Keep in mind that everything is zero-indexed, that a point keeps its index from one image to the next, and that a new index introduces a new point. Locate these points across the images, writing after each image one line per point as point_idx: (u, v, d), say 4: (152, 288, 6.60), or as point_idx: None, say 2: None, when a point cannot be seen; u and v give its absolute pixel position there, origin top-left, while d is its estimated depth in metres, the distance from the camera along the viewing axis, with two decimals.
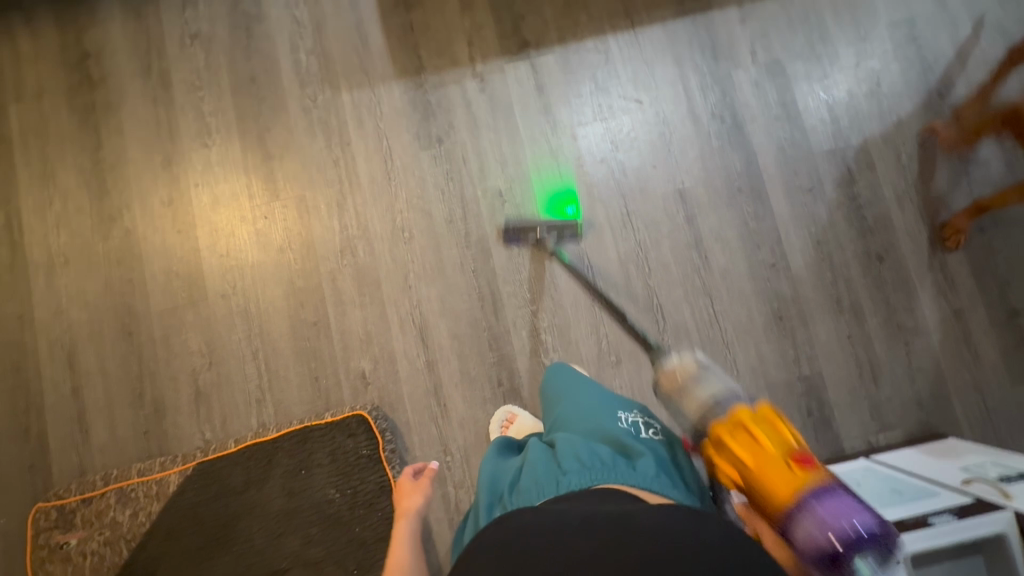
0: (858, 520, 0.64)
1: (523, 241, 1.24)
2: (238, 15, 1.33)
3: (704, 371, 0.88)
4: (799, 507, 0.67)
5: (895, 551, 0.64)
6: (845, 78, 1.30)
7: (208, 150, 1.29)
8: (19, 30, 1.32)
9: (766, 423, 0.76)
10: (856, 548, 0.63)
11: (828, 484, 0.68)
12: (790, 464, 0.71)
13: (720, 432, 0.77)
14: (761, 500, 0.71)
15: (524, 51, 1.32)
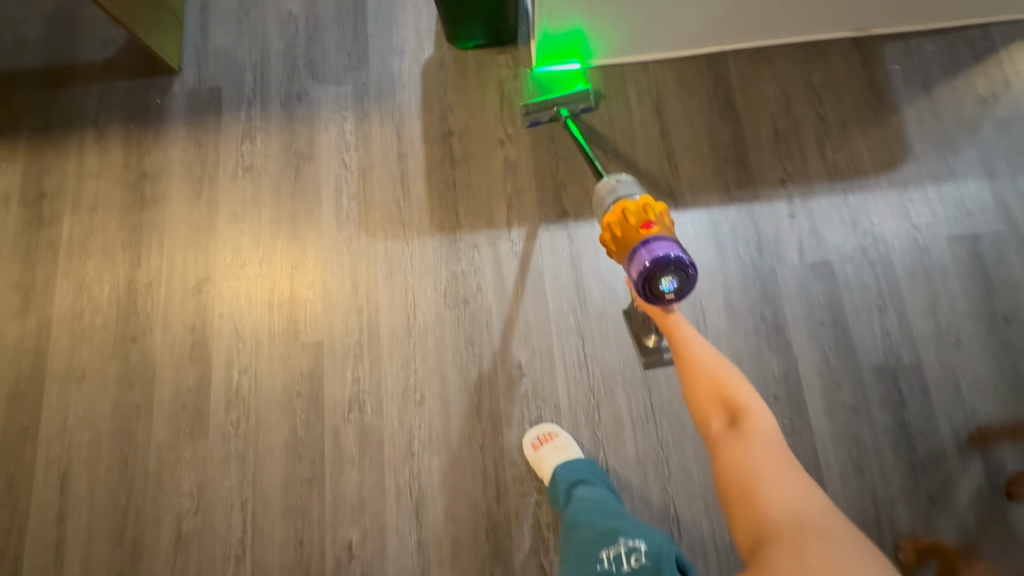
0: (671, 254, 0.87)
1: (542, 120, 1.35)
2: (291, 153, 1.38)
3: (619, 186, 1.03)
4: (634, 254, 0.90)
5: (692, 275, 0.89)
6: (901, 288, 1.22)
7: (238, 282, 1.30)
8: (88, 147, 1.41)
9: (639, 207, 0.94)
10: (663, 271, 0.88)
11: (659, 237, 0.89)
12: (639, 229, 0.91)
13: (606, 219, 0.97)
14: (619, 254, 0.95)
15: (562, 220, 1.30)
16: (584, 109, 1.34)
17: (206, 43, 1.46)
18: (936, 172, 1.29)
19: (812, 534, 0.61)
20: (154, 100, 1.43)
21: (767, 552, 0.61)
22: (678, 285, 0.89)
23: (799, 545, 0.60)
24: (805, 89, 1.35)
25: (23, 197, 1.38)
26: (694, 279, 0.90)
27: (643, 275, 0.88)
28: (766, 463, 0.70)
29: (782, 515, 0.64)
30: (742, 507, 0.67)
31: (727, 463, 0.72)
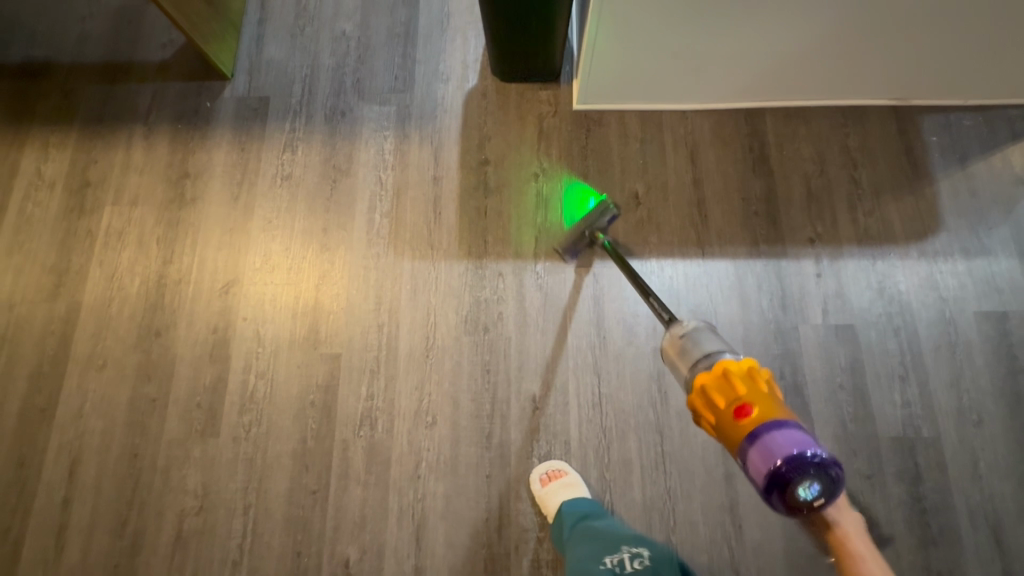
0: (803, 452, 0.70)
1: (580, 249, 1.27)
2: (329, 166, 1.41)
3: (705, 337, 0.88)
4: (750, 448, 0.73)
5: (834, 474, 0.72)
6: (924, 359, 1.21)
7: (264, 287, 1.32)
8: (136, 142, 1.46)
9: (743, 370, 0.78)
10: (799, 473, 0.70)
11: (782, 425, 0.72)
12: (747, 411, 0.75)
13: (697, 385, 0.81)
14: (726, 440, 0.78)
15: (589, 258, 1.31)
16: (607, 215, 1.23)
17: (260, 53, 1.52)
18: (966, 246, 1.29)
19: None
20: (204, 103, 1.48)
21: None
22: (820, 491, 0.72)
23: None
24: (840, 151, 1.37)
25: (68, 184, 1.43)
26: (838, 481, 0.73)
27: (772, 479, 0.71)
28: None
29: None
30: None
31: None
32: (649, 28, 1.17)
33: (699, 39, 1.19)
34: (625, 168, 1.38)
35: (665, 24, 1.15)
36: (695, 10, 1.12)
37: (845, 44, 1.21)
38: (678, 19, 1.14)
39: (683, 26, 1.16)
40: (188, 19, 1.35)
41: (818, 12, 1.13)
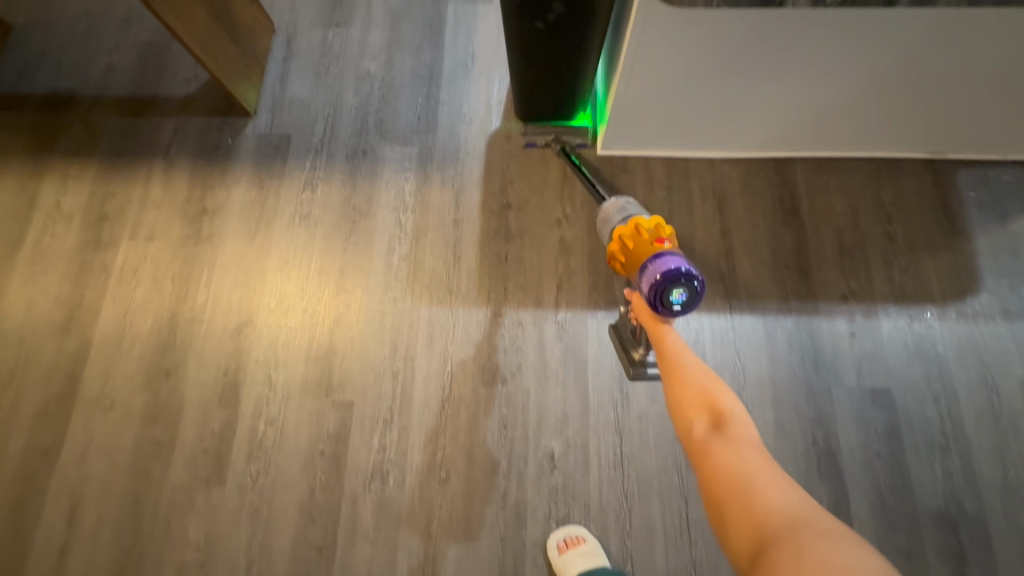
0: (682, 267, 0.79)
1: (537, 143, 1.41)
2: (348, 205, 1.40)
3: (629, 206, 1.00)
4: (642, 270, 0.83)
5: (700, 291, 0.80)
6: (965, 428, 1.15)
7: (278, 329, 1.29)
8: (157, 176, 1.45)
9: (651, 223, 0.88)
10: (673, 283, 0.79)
11: (669, 251, 0.81)
12: (653, 241, 0.85)
13: (616, 230, 0.91)
14: (629, 270, 0.88)
15: (612, 308, 1.27)
16: (578, 142, 1.39)
17: (284, 91, 1.52)
18: (1006, 307, 1.24)
19: (809, 532, 0.55)
20: (227, 139, 1.48)
21: (766, 556, 0.54)
22: (687, 299, 0.81)
23: (799, 544, 0.54)
24: (873, 205, 1.33)
25: (86, 217, 1.42)
26: (703, 294, 0.81)
27: (651, 289, 0.80)
28: (754, 463, 0.64)
29: (776, 515, 0.58)
30: (735, 510, 0.61)
31: (717, 468, 0.65)
32: (678, 81, 1.15)
33: (732, 90, 1.17)
34: (650, 216, 1.35)
35: (698, 75, 1.14)
36: (726, 64, 1.11)
37: (880, 99, 1.20)
38: (709, 73, 1.13)
39: (713, 80, 1.15)
40: (216, 62, 1.35)
41: (852, 70, 1.12)
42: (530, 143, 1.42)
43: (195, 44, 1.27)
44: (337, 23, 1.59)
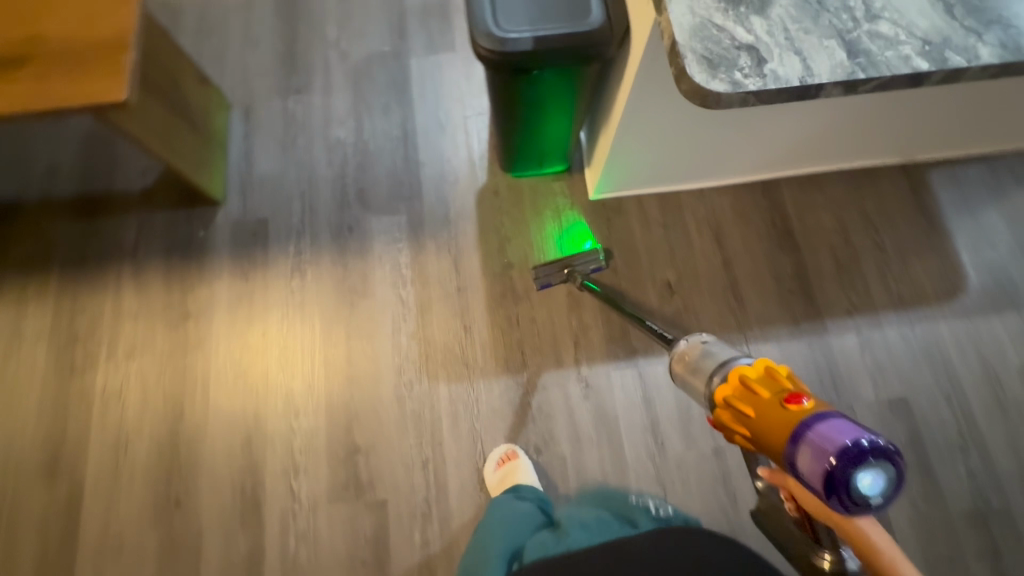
0: (863, 439, 0.52)
1: (553, 282, 1.30)
2: (343, 287, 1.33)
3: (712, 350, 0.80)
4: (795, 448, 0.56)
5: (902, 467, 0.53)
6: (980, 424, 1.21)
7: (292, 435, 1.21)
8: (126, 283, 1.33)
9: (761, 374, 0.65)
10: (857, 466, 0.52)
11: (824, 414, 0.56)
12: (783, 402, 0.59)
13: (719, 395, 0.67)
14: (766, 450, 0.61)
15: (632, 357, 1.26)
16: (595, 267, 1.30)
17: (251, 170, 1.43)
18: (997, 300, 1.31)
19: None
20: (197, 232, 1.37)
21: None
22: (885, 486, 0.53)
23: None
24: (861, 217, 1.37)
25: (53, 340, 1.29)
26: (906, 473, 0.54)
27: (827, 479, 0.53)
28: None
29: None
30: None
31: None
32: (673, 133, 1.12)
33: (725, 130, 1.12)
34: (653, 256, 1.35)
35: (691, 115, 1.08)
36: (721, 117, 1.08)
37: (864, 120, 1.20)
38: (704, 124, 1.10)
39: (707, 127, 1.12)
40: (179, 157, 1.24)
41: (840, 106, 1.11)
42: (544, 284, 1.30)
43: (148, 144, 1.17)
44: (296, 90, 1.50)
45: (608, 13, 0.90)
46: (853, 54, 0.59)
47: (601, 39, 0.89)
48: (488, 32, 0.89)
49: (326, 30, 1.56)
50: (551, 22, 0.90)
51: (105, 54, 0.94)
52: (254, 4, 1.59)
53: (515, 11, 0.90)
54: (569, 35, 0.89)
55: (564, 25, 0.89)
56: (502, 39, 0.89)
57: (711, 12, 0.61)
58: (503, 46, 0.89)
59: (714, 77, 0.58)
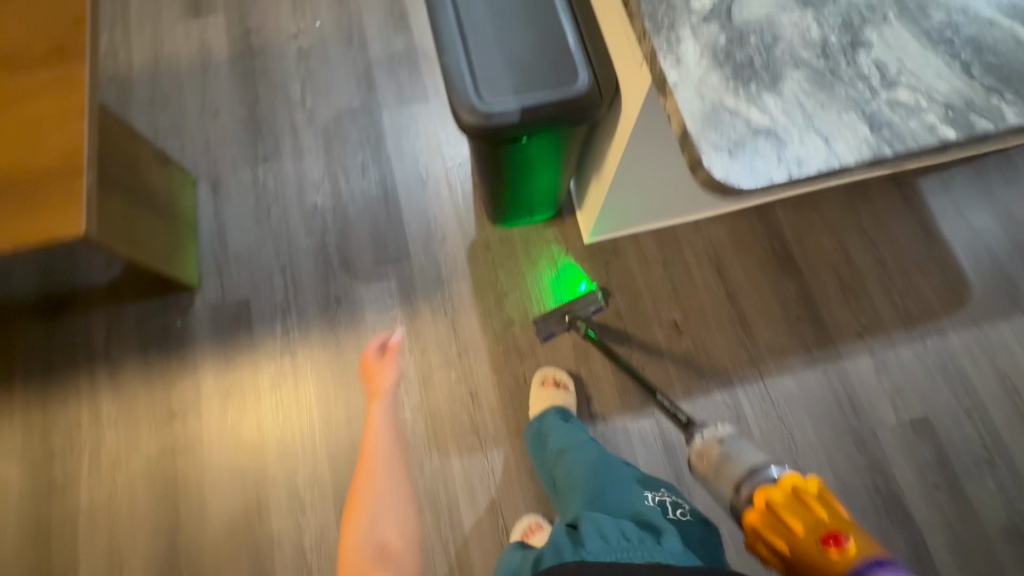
0: None
1: (555, 331, 1.23)
2: (338, 365, 1.26)
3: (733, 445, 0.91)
4: None
5: None
6: (1003, 437, 1.20)
7: (302, 532, 1.14)
8: (102, 386, 1.24)
9: (786, 500, 0.73)
10: None
11: (869, 561, 0.61)
12: (822, 543, 0.65)
13: (749, 521, 0.76)
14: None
15: (648, 406, 1.21)
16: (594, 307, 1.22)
17: (225, 249, 1.35)
18: (1002, 304, 1.30)
19: None
20: (174, 322, 1.29)
21: None
22: None
23: None
24: (857, 232, 1.35)
25: (27, 458, 1.19)
26: None
27: None
28: None
29: None
30: None
31: None
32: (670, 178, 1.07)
33: None
34: (656, 296, 1.30)
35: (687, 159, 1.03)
36: None
37: None
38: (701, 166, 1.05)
39: None
40: (146, 251, 1.15)
41: None
42: (547, 336, 1.25)
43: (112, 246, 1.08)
44: (264, 157, 1.43)
45: (595, 73, 0.86)
46: (877, 127, 0.55)
47: (590, 101, 0.85)
48: (470, 104, 0.84)
49: (290, 92, 1.50)
50: (535, 88, 0.85)
51: (57, 178, 0.86)
52: (210, 71, 1.52)
53: (497, 79, 0.85)
54: (556, 99, 0.84)
55: (550, 89, 0.85)
56: (486, 111, 0.84)
57: (721, 93, 0.57)
58: (487, 118, 0.84)
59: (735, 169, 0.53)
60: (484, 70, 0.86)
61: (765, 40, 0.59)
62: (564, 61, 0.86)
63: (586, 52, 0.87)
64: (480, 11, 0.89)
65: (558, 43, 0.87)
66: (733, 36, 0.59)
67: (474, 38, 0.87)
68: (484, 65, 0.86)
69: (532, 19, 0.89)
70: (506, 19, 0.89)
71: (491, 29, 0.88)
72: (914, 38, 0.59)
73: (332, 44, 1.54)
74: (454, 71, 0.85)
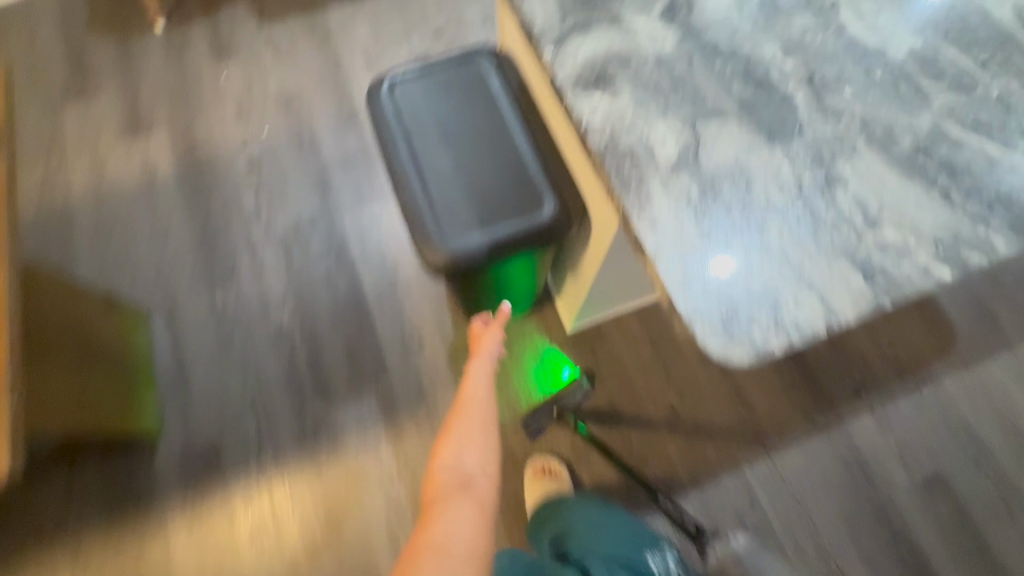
0: None
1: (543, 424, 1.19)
2: (323, 500, 1.19)
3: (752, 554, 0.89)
4: None
5: None
6: (1014, 481, 1.18)
7: None
8: (63, 566, 1.12)
9: None
10: None
11: None
12: None
13: None
14: None
15: (656, 501, 1.17)
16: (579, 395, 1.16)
17: (189, 386, 1.26)
18: (992, 339, 1.28)
19: None
20: (138, 478, 1.18)
21: None
22: None
23: None
24: None
25: None
26: None
27: None
28: None
29: None
30: None
31: None
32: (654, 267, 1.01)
33: None
34: (648, 379, 1.27)
35: None
36: None
37: None
38: None
39: None
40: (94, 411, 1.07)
41: None
42: (535, 430, 1.20)
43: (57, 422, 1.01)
44: (222, 280, 1.36)
45: (557, 196, 0.87)
46: (871, 275, 0.52)
47: (555, 226, 0.86)
48: (437, 245, 0.84)
49: (243, 204, 1.43)
50: (500, 220, 0.86)
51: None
52: (156, 192, 1.45)
53: (461, 215, 0.86)
54: (521, 230, 0.85)
55: (516, 219, 0.86)
56: (453, 250, 0.84)
57: (704, 256, 0.53)
58: (455, 256, 0.84)
59: (732, 344, 0.50)
60: (447, 205, 0.86)
61: (739, 186, 0.56)
62: (526, 188, 0.88)
63: (547, 175, 0.88)
64: (436, 145, 0.90)
65: (517, 171, 0.89)
66: (706, 186, 0.56)
67: (434, 173, 0.88)
68: (447, 199, 0.86)
69: (489, 147, 0.90)
70: (463, 150, 0.90)
71: (449, 162, 0.89)
72: (890, 168, 0.57)
73: (283, 150, 1.50)
74: (417, 213, 0.85)
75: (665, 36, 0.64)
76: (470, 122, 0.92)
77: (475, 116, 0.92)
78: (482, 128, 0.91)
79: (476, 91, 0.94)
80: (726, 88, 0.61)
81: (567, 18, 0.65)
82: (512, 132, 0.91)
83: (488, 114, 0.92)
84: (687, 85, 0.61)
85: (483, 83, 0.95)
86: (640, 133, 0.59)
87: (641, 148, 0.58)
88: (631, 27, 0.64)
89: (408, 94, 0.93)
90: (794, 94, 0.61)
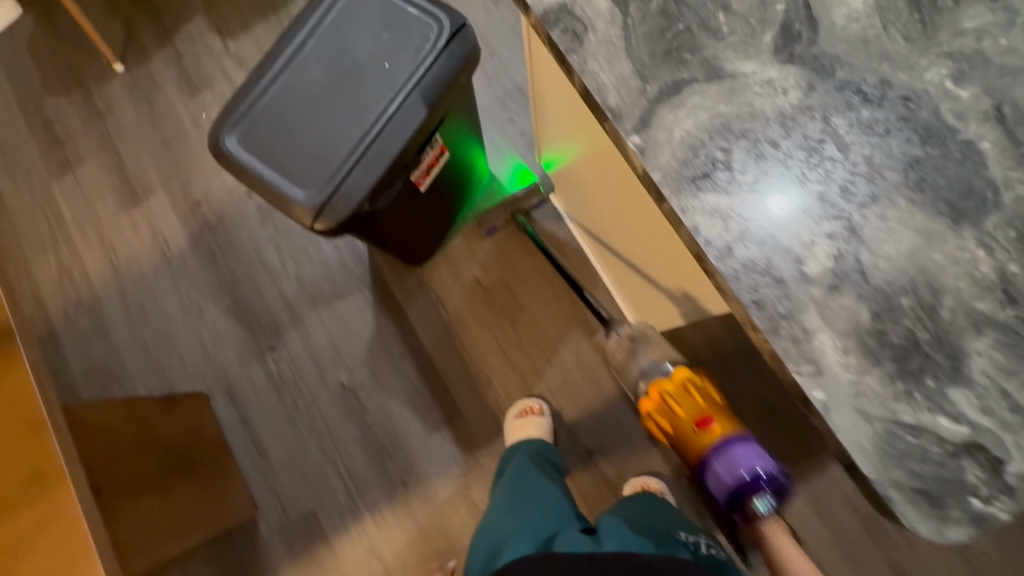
0: (758, 468, 0.64)
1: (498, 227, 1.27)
2: (430, 550, 1.19)
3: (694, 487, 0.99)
4: (707, 465, 0.67)
5: (787, 483, 0.66)
6: None
7: None
8: None
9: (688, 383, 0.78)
10: (755, 490, 0.65)
11: (731, 440, 0.67)
12: (695, 428, 0.70)
13: (659, 388, 0.79)
14: (681, 455, 0.73)
15: None
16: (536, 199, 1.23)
17: (268, 462, 1.25)
18: None
19: None
20: (247, 556, 1.21)
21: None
22: (773, 502, 0.66)
23: None
24: None
25: None
26: (790, 485, 0.67)
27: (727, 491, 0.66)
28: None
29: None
30: None
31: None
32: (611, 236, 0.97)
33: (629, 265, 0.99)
34: (735, 376, 1.16)
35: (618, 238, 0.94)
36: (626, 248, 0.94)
37: None
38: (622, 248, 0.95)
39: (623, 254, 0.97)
40: (180, 527, 1.00)
41: None
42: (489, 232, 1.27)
43: (190, 535, 1.04)
44: (270, 347, 1.29)
45: (325, 203, 0.74)
46: None
47: (297, 212, 0.75)
48: (224, 131, 0.78)
49: (266, 259, 1.33)
50: (289, 165, 0.76)
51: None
52: (175, 265, 1.35)
53: (260, 135, 0.77)
54: (274, 180, 0.75)
55: (281, 174, 0.76)
56: (223, 142, 0.77)
57: (892, 406, 0.42)
58: (221, 147, 0.77)
59: (946, 523, 0.40)
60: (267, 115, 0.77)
61: (922, 299, 0.43)
62: (317, 163, 0.75)
63: (350, 169, 0.74)
64: (315, 66, 0.79)
65: (322, 144, 0.76)
66: (880, 302, 0.44)
67: (283, 85, 0.78)
68: (265, 118, 0.77)
69: (337, 118, 0.76)
70: (322, 94, 0.78)
71: (309, 88, 0.78)
72: None
73: None
74: (242, 101, 0.78)
75: (786, 83, 0.48)
76: (358, 80, 0.78)
77: (371, 79, 0.77)
78: (359, 94, 0.77)
79: (401, 58, 0.78)
80: (883, 150, 0.46)
81: (648, 85, 0.49)
82: (371, 118, 0.76)
83: (377, 86, 0.77)
84: (828, 156, 0.46)
85: (419, 47, 0.78)
86: (778, 240, 0.45)
87: (782, 264, 0.45)
88: (735, 80, 0.48)
89: (356, 10, 0.80)
90: (981, 141, 0.45)
